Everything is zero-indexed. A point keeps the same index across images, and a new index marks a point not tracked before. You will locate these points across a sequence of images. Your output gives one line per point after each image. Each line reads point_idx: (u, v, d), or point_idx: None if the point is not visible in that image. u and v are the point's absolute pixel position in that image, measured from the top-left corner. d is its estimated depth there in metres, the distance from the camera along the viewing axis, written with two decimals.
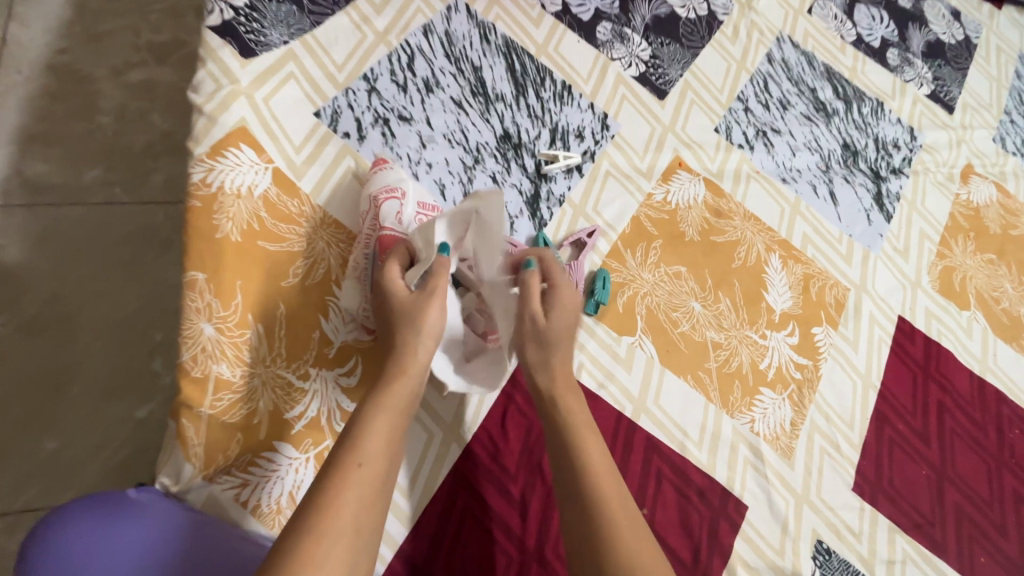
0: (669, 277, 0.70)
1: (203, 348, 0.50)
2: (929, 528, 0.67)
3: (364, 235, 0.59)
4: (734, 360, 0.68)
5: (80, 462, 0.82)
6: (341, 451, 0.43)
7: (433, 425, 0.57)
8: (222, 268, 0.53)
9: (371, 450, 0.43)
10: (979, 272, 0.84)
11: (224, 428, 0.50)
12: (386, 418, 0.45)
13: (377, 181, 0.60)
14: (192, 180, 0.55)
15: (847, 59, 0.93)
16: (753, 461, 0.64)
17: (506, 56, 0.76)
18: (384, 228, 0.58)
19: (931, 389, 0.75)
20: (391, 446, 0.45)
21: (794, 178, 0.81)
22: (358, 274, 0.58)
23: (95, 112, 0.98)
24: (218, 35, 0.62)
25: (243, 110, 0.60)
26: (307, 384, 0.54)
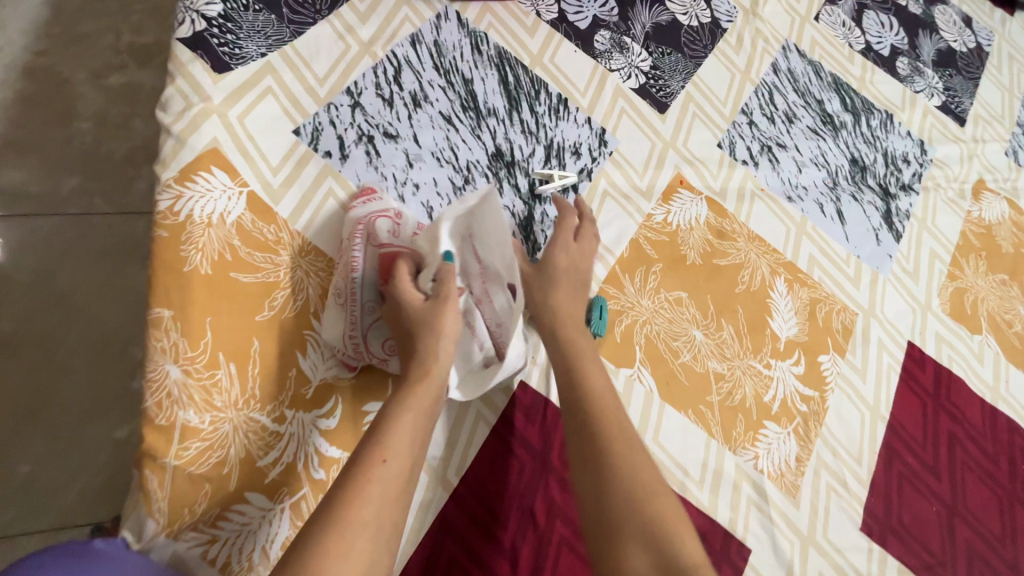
0: (669, 303, 0.67)
1: (168, 393, 0.47)
2: (940, 568, 0.64)
3: (343, 262, 0.55)
4: (737, 393, 0.65)
5: (55, 487, 0.77)
6: (363, 448, 0.41)
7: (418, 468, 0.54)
8: (190, 305, 0.50)
9: (395, 447, 0.41)
10: (991, 294, 0.81)
11: (190, 480, 0.46)
12: (411, 416, 0.43)
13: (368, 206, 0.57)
14: (159, 208, 0.52)
15: (855, 68, 0.89)
16: (756, 500, 0.61)
17: (499, 67, 0.71)
18: (384, 244, 0.54)
19: (941, 419, 0.72)
20: (415, 445, 0.42)
21: (800, 197, 0.78)
22: (342, 301, 0.54)
23: (74, 118, 0.95)
24: (189, 49, 0.58)
25: (215, 130, 0.56)
26: (283, 427, 0.51)
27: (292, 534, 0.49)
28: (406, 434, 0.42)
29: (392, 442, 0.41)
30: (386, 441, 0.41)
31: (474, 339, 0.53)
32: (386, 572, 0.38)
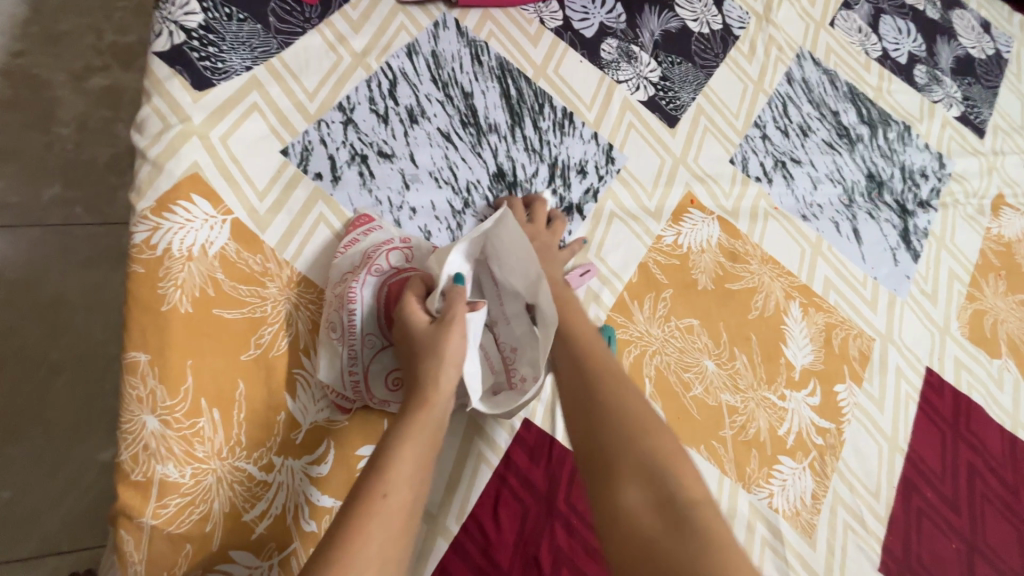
0: (680, 331, 0.64)
1: (144, 446, 0.43)
2: None
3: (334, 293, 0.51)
4: (751, 427, 0.62)
5: (37, 513, 0.74)
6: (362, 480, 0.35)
7: None
8: (169, 348, 0.46)
9: (400, 477, 0.35)
10: (1011, 315, 0.78)
11: (169, 540, 0.43)
12: (415, 444, 0.37)
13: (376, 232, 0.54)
14: (134, 241, 0.48)
15: (872, 77, 0.85)
16: (771, 541, 0.58)
17: (500, 80, 0.67)
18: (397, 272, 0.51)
19: (960, 449, 0.69)
20: (421, 478, 0.37)
21: (814, 215, 0.74)
22: (333, 335, 0.50)
23: (53, 122, 0.90)
24: (167, 64, 0.54)
25: (196, 154, 0.52)
26: (271, 476, 0.47)
27: None
28: (412, 464, 0.36)
29: (395, 473, 0.36)
30: (389, 471, 0.35)
31: (489, 359, 0.52)
32: None
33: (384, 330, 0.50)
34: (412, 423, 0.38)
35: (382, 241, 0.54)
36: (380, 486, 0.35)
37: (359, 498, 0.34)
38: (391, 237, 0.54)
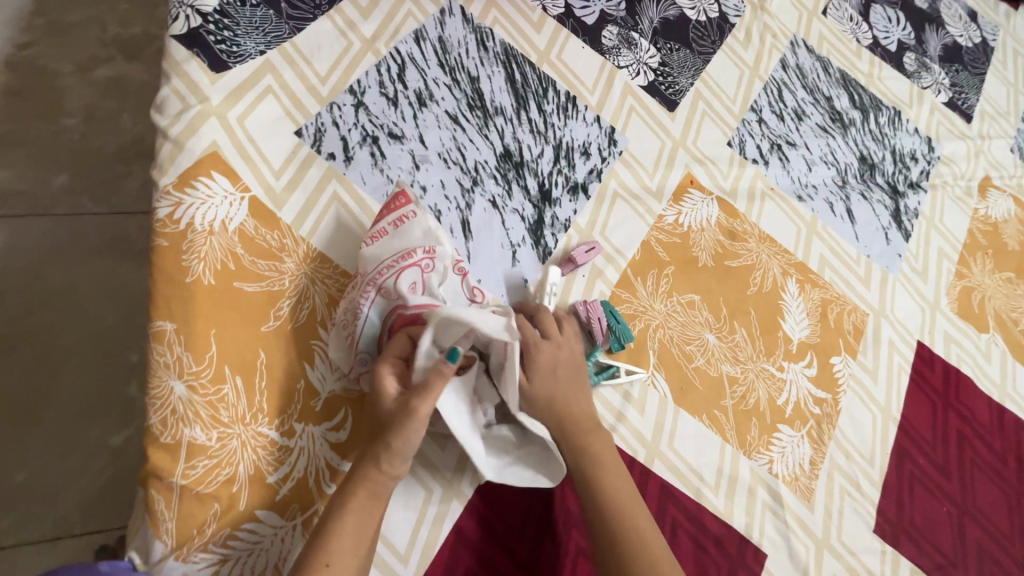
0: (682, 306, 0.66)
1: (173, 410, 0.45)
2: (953, 569, 0.63)
3: (361, 289, 0.51)
4: (751, 397, 0.64)
5: (52, 492, 0.78)
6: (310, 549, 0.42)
7: (432, 481, 0.52)
8: (193, 317, 0.48)
9: (342, 551, 0.42)
10: (998, 292, 0.81)
11: (198, 500, 0.44)
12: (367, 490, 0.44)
13: (399, 235, 0.52)
14: (157, 215, 0.50)
15: (863, 64, 0.88)
16: (772, 505, 0.60)
17: (505, 65, 0.69)
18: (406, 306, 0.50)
19: (950, 418, 0.72)
20: (363, 545, 0.43)
21: (809, 196, 0.77)
22: (349, 332, 0.51)
23: (60, 113, 0.94)
24: (184, 45, 0.56)
25: (214, 133, 0.54)
26: (292, 442, 0.49)
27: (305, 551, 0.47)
28: (354, 536, 0.43)
29: (336, 546, 0.42)
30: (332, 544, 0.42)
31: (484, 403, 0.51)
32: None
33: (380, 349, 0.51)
34: (360, 494, 0.44)
35: (404, 251, 0.51)
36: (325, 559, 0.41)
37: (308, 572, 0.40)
38: (414, 248, 0.51)
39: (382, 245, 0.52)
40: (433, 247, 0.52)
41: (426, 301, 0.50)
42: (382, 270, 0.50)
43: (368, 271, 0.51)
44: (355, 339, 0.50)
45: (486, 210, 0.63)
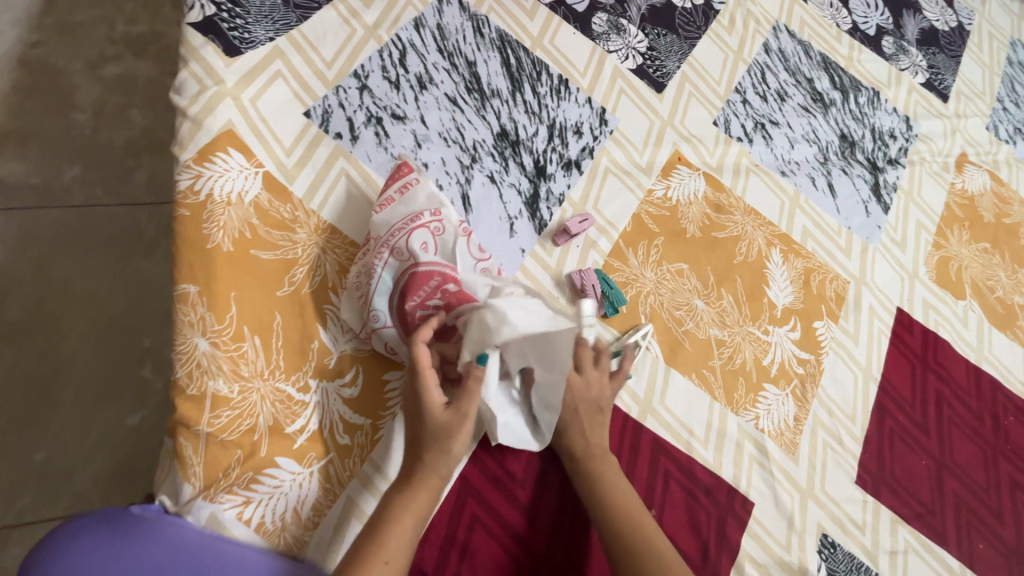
0: (671, 275, 0.69)
1: (198, 364, 0.49)
2: (930, 517, 0.67)
3: (377, 253, 0.54)
4: (737, 357, 0.68)
5: (71, 469, 0.82)
6: (367, 546, 0.45)
7: None
8: (214, 280, 0.51)
9: (397, 550, 0.45)
10: (974, 261, 0.85)
11: (223, 446, 0.48)
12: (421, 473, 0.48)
13: (407, 201, 0.57)
14: (179, 187, 0.53)
15: (843, 48, 0.92)
16: (758, 457, 0.64)
17: (500, 50, 0.73)
18: (419, 263, 0.54)
19: (929, 379, 0.75)
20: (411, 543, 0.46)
21: (792, 171, 0.81)
22: (362, 292, 0.55)
23: (71, 109, 0.98)
24: (199, 32, 0.60)
25: (229, 113, 0.58)
26: (308, 396, 0.53)
27: (322, 496, 0.51)
28: (405, 533, 0.46)
29: (392, 544, 0.45)
30: (387, 542, 0.45)
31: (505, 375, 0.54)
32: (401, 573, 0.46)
33: (393, 310, 0.54)
34: (418, 497, 0.47)
35: (412, 215, 0.56)
36: (383, 557, 0.44)
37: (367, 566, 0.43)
38: (421, 211, 0.56)
39: (391, 211, 0.57)
40: (438, 210, 0.57)
41: (434, 262, 0.55)
42: (394, 232, 0.55)
43: (380, 234, 0.56)
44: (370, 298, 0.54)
45: (485, 184, 0.67)
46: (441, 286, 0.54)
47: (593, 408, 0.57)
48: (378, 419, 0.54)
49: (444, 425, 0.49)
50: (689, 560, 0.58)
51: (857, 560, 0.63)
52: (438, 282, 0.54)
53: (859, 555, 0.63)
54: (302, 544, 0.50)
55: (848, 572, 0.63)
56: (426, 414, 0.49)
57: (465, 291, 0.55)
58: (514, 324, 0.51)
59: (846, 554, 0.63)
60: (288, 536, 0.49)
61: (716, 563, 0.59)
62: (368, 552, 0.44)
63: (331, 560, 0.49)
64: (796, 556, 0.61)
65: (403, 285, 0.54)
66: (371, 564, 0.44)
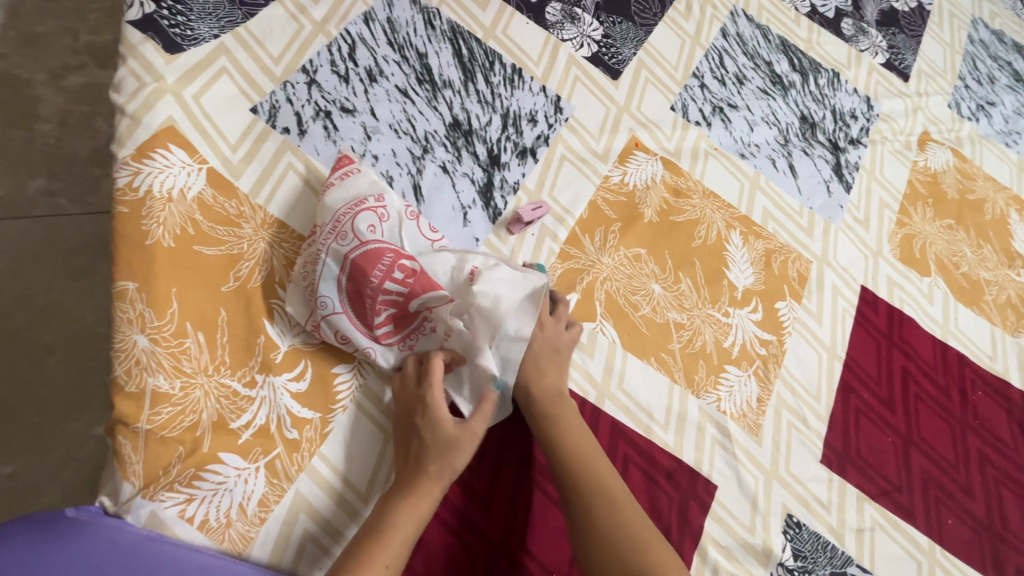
0: (629, 260, 0.69)
1: (136, 361, 0.48)
2: (897, 494, 0.67)
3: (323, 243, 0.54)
4: (697, 340, 0.67)
5: (39, 481, 0.81)
6: (368, 550, 0.46)
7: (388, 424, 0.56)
8: (154, 277, 0.51)
9: (397, 553, 0.47)
10: (939, 238, 0.85)
11: (163, 443, 0.47)
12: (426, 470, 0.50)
13: (347, 188, 0.57)
14: (117, 184, 0.53)
15: (802, 31, 0.92)
16: (720, 439, 0.64)
17: (452, 41, 0.73)
18: (371, 241, 0.54)
19: (894, 355, 0.75)
20: (408, 545, 0.48)
21: (752, 153, 0.81)
22: (307, 282, 0.55)
23: (34, 120, 0.97)
24: (139, 30, 0.59)
25: (171, 109, 0.58)
26: (253, 391, 0.52)
27: (269, 491, 0.50)
28: (403, 534, 0.47)
29: (391, 547, 0.47)
30: (386, 545, 0.47)
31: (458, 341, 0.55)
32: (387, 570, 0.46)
33: (345, 293, 0.53)
34: (422, 503, 0.49)
35: (356, 199, 0.56)
36: (382, 560, 0.46)
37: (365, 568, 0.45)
38: (365, 196, 0.57)
39: (333, 198, 0.57)
40: (382, 195, 0.57)
41: (379, 240, 0.55)
42: (340, 218, 0.55)
43: (325, 222, 0.55)
44: (314, 290, 0.53)
45: (437, 174, 0.67)
46: (398, 262, 0.54)
47: (546, 395, 0.57)
48: (328, 413, 0.54)
49: (450, 437, 0.51)
50: None
51: (823, 540, 0.63)
52: (392, 259, 0.54)
53: (825, 534, 0.63)
54: (247, 541, 0.49)
55: (814, 551, 0.62)
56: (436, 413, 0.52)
57: (420, 266, 0.55)
58: (505, 306, 0.54)
59: (812, 533, 0.63)
60: (233, 532, 0.48)
61: (678, 547, 0.58)
62: (366, 556, 0.46)
63: (277, 554, 0.49)
64: (760, 537, 0.61)
65: (353, 267, 0.53)
66: (371, 567, 0.45)
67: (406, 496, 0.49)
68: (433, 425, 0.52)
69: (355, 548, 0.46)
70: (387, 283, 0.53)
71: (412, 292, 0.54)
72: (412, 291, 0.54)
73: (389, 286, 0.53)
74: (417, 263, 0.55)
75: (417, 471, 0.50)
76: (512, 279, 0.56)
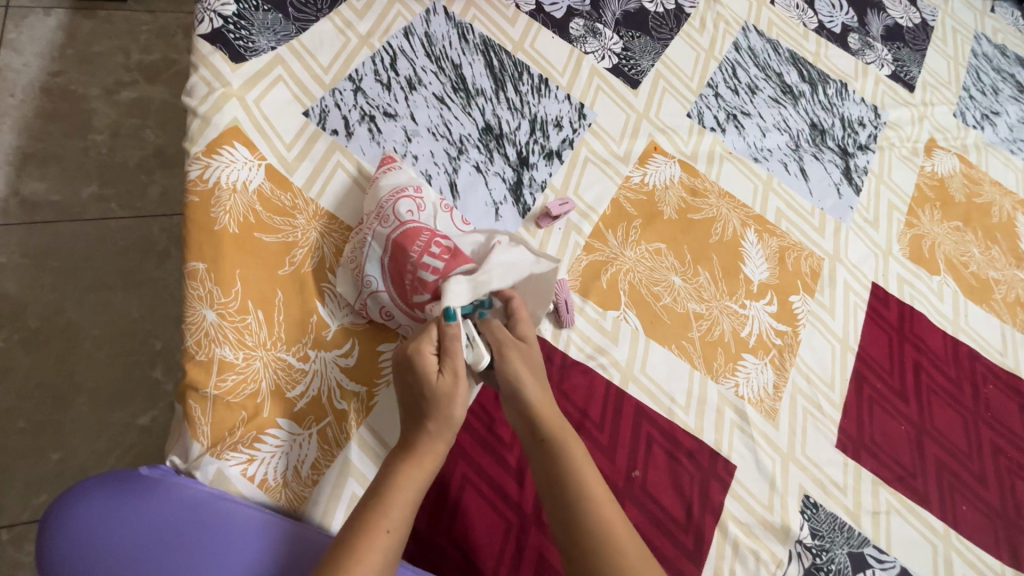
0: (650, 254, 0.73)
1: (206, 333, 0.53)
2: (911, 479, 0.69)
3: (367, 226, 0.60)
4: (716, 329, 0.71)
5: (87, 466, 0.86)
6: (371, 517, 0.45)
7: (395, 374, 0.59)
8: (221, 259, 0.56)
9: (398, 518, 0.45)
10: (947, 238, 0.88)
11: (227, 407, 0.52)
12: (429, 429, 0.49)
13: (389, 181, 0.63)
14: (190, 176, 0.59)
15: (810, 45, 0.97)
16: (738, 422, 0.67)
17: (484, 53, 0.79)
18: (407, 221, 0.59)
19: (906, 349, 0.78)
20: (410, 512, 0.47)
21: (765, 157, 0.85)
22: (352, 262, 0.60)
23: (90, 131, 1.05)
24: (209, 42, 0.66)
25: (235, 111, 0.64)
26: (307, 365, 0.56)
27: (320, 456, 0.54)
28: (405, 499, 0.47)
29: (394, 513, 0.46)
30: (392, 508, 0.46)
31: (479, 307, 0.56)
32: (388, 535, 0.44)
33: (383, 272, 0.58)
34: (424, 463, 0.49)
35: (397, 188, 0.62)
36: (386, 525, 0.45)
37: (369, 534, 0.44)
38: (406, 186, 0.62)
39: (379, 186, 0.63)
40: (420, 187, 0.63)
41: (413, 221, 0.59)
42: (383, 204, 0.61)
43: (371, 210, 0.62)
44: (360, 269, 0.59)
45: (471, 173, 0.72)
46: (435, 240, 0.58)
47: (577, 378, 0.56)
48: (374, 386, 0.58)
49: (441, 391, 0.49)
50: (672, 519, 0.60)
51: (840, 521, 0.65)
52: (428, 237, 0.58)
53: (842, 515, 0.65)
54: (302, 500, 0.53)
55: (831, 531, 0.64)
56: (426, 378, 0.50)
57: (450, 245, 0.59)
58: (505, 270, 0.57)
59: (829, 514, 0.65)
60: (289, 491, 0.52)
61: (700, 523, 0.61)
62: (370, 521, 0.45)
63: (328, 516, 0.52)
64: (778, 516, 0.63)
65: (392, 246, 0.58)
66: (374, 533, 0.44)
67: (406, 458, 0.49)
68: (419, 383, 0.50)
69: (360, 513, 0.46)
70: (426, 256, 0.57)
71: (445, 266, 0.57)
72: (445, 266, 0.57)
73: (427, 260, 0.57)
74: (452, 243, 0.59)
75: (414, 432, 0.50)
76: (522, 260, 0.59)
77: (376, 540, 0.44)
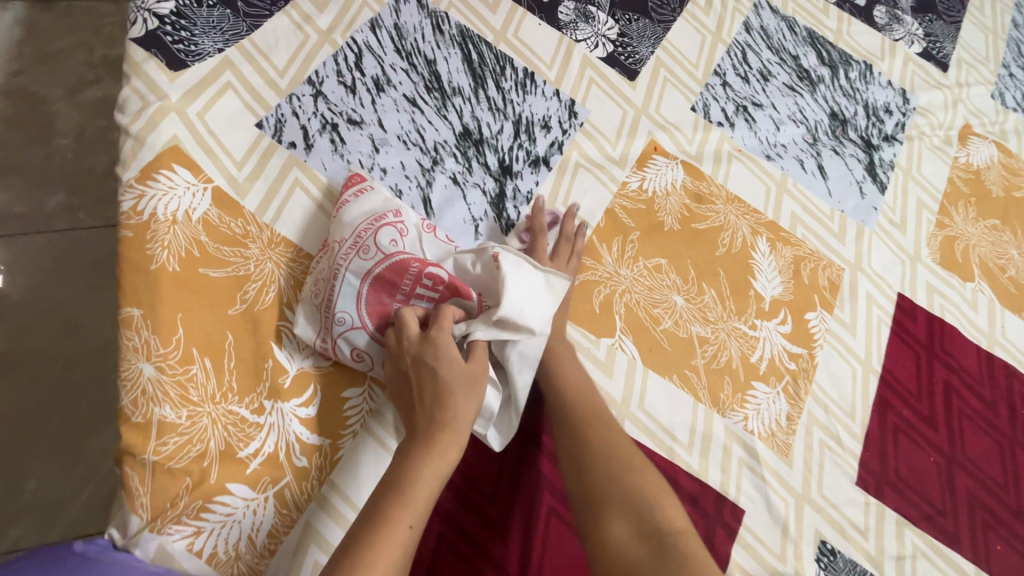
0: (649, 271, 0.66)
1: (142, 391, 0.48)
2: (940, 518, 0.63)
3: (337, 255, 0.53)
4: (722, 355, 0.64)
5: (63, 497, 0.81)
6: (388, 509, 0.41)
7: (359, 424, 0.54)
8: (159, 302, 0.50)
9: (420, 512, 0.42)
10: (983, 240, 0.79)
11: (169, 475, 0.47)
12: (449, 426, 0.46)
13: (362, 206, 0.56)
14: (122, 208, 0.53)
15: (831, 21, 0.87)
16: (748, 461, 0.60)
17: (461, 46, 0.71)
18: (395, 254, 0.52)
19: (936, 367, 0.70)
20: (430, 502, 0.43)
21: (779, 154, 0.76)
22: (314, 297, 0.53)
23: (53, 135, 0.98)
24: (142, 48, 0.59)
25: (174, 128, 0.57)
26: (262, 418, 0.50)
27: (277, 522, 0.49)
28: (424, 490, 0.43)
29: (414, 508, 0.42)
30: (411, 503, 0.42)
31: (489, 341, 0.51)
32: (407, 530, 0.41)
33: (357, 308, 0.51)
34: (446, 455, 0.45)
35: (374, 215, 0.55)
36: (406, 520, 0.41)
37: (387, 530, 0.40)
38: (385, 211, 0.55)
39: (349, 212, 0.55)
40: (400, 210, 0.56)
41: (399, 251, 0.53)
42: (359, 233, 0.53)
43: (342, 237, 0.54)
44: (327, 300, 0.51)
45: (447, 186, 0.64)
46: (425, 273, 0.52)
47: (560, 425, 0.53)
48: (339, 437, 0.52)
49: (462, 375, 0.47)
50: None
51: (859, 569, 0.59)
52: (417, 270, 0.52)
53: (862, 562, 0.59)
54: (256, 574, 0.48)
55: None
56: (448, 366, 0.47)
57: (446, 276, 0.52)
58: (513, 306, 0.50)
59: (848, 561, 0.59)
60: (242, 565, 0.47)
61: None
62: (387, 517, 0.41)
63: None
64: (791, 565, 0.58)
65: (372, 280, 0.52)
66: (394, 527, 0.40)
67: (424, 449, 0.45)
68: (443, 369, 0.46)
69: (375, 507, 0.42)
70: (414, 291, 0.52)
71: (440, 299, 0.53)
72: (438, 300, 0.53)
73: (422, 291, 0.52)
74: (444, 269, 0.53)
75: (434, 420, 0.46)
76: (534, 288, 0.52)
77: (396, 534, 0.40)
